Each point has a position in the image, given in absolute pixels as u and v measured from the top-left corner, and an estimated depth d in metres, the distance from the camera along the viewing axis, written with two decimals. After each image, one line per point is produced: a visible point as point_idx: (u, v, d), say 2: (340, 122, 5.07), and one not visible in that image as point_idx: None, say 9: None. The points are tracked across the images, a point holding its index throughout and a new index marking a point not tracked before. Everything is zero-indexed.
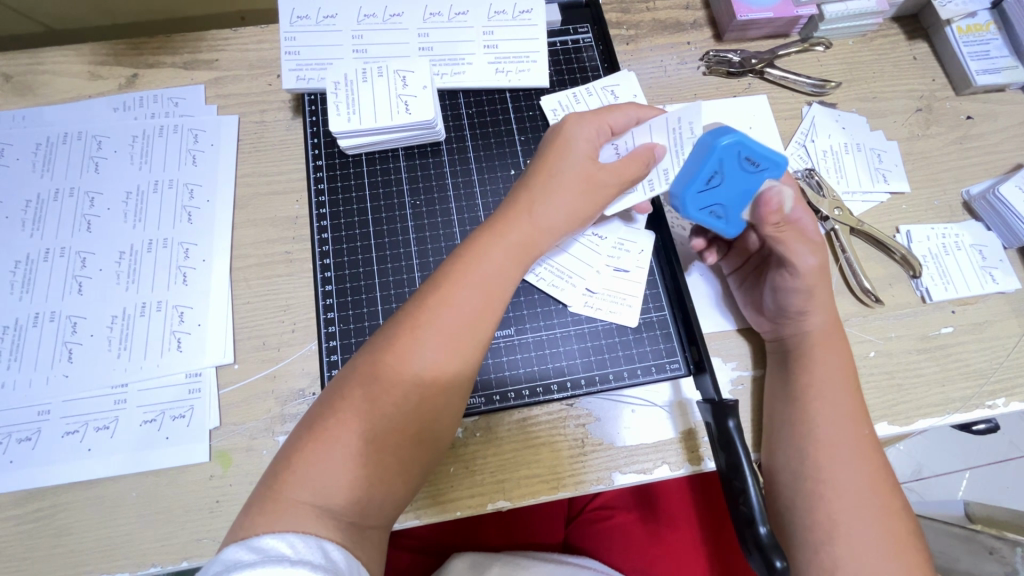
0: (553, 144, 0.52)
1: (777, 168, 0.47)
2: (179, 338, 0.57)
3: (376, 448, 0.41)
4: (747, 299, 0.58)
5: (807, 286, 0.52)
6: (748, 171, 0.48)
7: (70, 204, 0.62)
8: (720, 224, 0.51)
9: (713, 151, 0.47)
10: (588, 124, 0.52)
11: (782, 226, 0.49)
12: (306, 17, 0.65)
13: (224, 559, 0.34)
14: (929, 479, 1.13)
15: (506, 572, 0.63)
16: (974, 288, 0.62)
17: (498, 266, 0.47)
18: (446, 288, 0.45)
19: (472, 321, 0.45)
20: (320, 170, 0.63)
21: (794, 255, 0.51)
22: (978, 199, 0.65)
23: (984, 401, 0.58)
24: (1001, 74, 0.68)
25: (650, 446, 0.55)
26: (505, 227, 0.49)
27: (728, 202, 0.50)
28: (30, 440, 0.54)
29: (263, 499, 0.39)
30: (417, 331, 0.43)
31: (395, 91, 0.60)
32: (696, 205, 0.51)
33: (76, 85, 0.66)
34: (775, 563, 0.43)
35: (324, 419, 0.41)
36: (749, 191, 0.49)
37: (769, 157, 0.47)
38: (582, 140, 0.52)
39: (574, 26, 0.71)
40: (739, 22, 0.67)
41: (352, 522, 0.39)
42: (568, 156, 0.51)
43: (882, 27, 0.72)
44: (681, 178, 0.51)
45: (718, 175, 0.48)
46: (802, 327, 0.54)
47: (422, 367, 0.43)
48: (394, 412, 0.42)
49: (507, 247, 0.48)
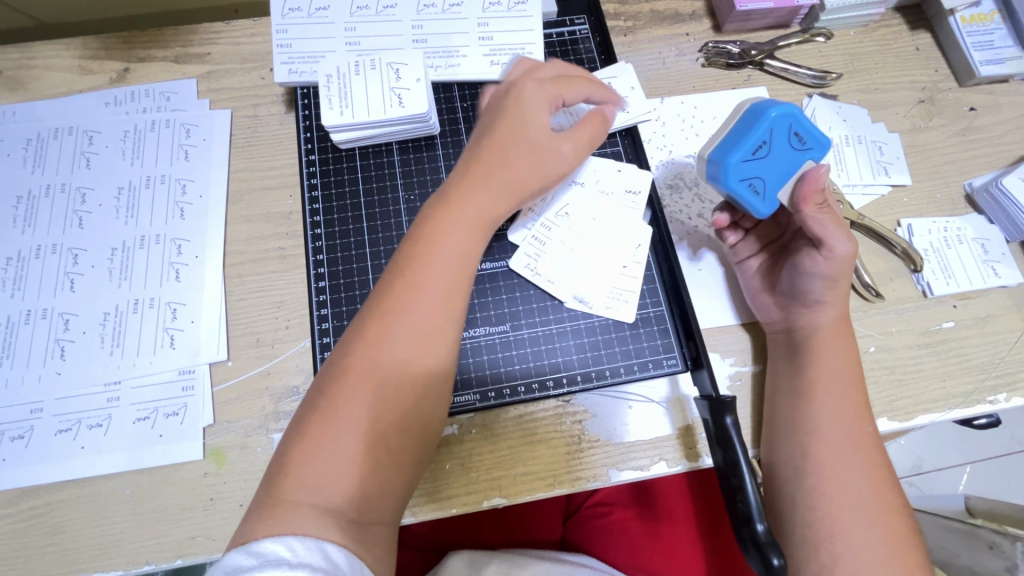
0: (502, 116, 0.51)
1: (822, 148, 0.51)
2: (173, 334, 0.57)
3: (372, 442, 0.40)
4: (763, 284, 0.57)
5: (836, 272, 0.51)
6: (796, 148, 0.51)
7: (62, 200, 0.61)
8: (757, 199, 0.52)
9: (764, 117, 0.50)
10: (531, 88, 0.52)
11: (823, 206, 0.51)
12: (299, 9, 0.64)
13: (225, 566, 0.33)
14: (929, 474, 1.13)
15: (503, 570, 0.62)
16: (976, 282, 0.61)
17: (457, 238, 0.47)
18: (409, 270, 0.45)
19: (441, 297, 0.45)
20: (313, 165, 0.62)
21: (832, 237, 0.50)
22: (980, 191, 0.64)
23: (985, 397, 0.58)
24: (1005, 65, 0.67)
25: (648, 443, 0.55)
26: (463, 201, 0.48)
27: (769, 175, 0.51)
28: (23, 438, 0.54)
29: (262, 502, 0.38)
30: (387, 316, 0.43)
31: (388, 85, 0.59)
32: (737, 174, 0.51)
33: (67, 79, 0.66)
34: (773, 561, 0.43)
35: (310, 420, 0.41)
36: (792, 168, 0.51)
37: (817, 137, 0.51)
38: (535, 107, 0.51)
39: (570, 18, 0.70)
40: (738, 12, 0.66)
41: (352, 518, 0.39)
42: (522, 121, 0.51)
43: (885, 17, 0.71)
44: (724, 146, 0.51)
45: (765, 145, 0.50)
46: (815, 318, 0.53)
47: (395, 353, 0.42)
48: (377, 400, 0.41)
49: (466, 218, 0.47)
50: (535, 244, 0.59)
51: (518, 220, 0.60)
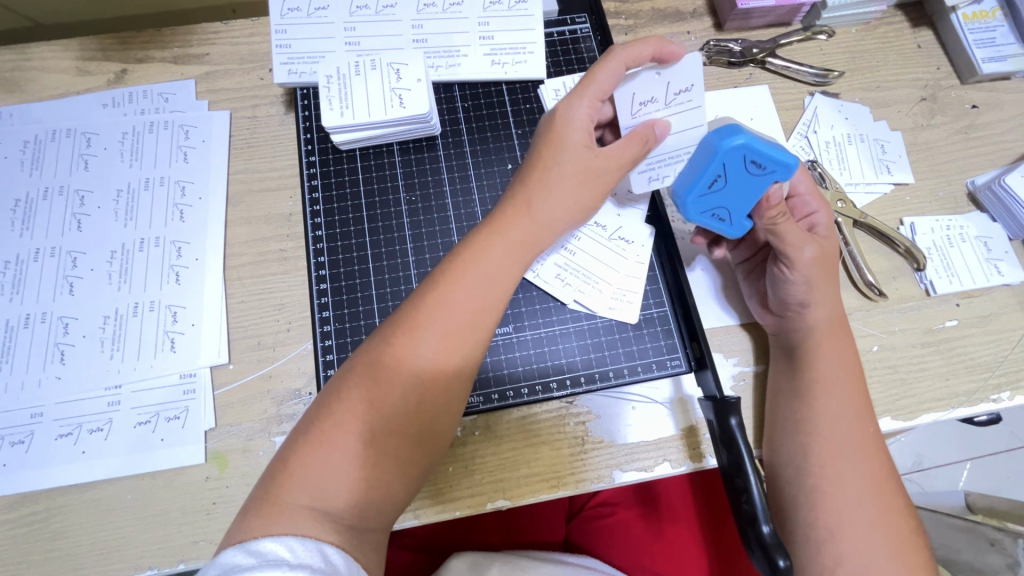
0: (550, 132, 0.50)
1: (783, 170, 0.48)
2: (173, 338, 0.57)
3: (376, 451, 0.40)
4: (753, 293, 0.57)
5: (807, 278, 0.52)
6: (754, 175, 0.48)
7: (60, 202, 0.61)
8: (724, 226, 0.52)
9: (716, 154, 0.48)
10: (588, 107, 0.50)
11: (780, 217, 0.50)
12: (298, 9, 0.63)
13: (221, 563, 0.33)
14: (929, 471, 1.13)
15: (506, 572, 0.62)
16: (978, 281, 0.61)
17: (498, 264, 0.46)
18: (445, 289, 0.44)
19: (477, 321, 0.44)
20: (313, 166, 0.62)
21: (792, 247, 0.51)
22: (983, 189, 0.64)
23: (989, 395, 0.58)
24: (1007, 62, 0.66)
25: (652, 444, 0.55)
26: (505, 225, 0.48)
27: (733, 204, 0.51)
28: (23, 443, 0.53)
29: (260, 501, 0.38)
30: (417, 329, 0.43)
31: (388, 85, 0.59)
32: (696, 208, 0.52)
33: (64, 81, 0.65)
34: (779, 562, 0.42)
35: (321, 421, 0.40)
36: (757, 193, 0.49)
37: (777, 160, 0.47)
38: (580, 120, 0.50)
39: (571, 16, 0.70)
40: (740, 11, 0.66)
41: (350, 525, 0.38)
42: (573, 145, 0.49)
43: (886, 15, 0.70)
44: (683, 181, 0.52)
45: (720, 178, 0.49)
46: (808, 319, 0.53)
47: (422, 366, 0.42)
48: (393, 412, 0.41)
49: (506, 243, 0.47)
50: None
51: None
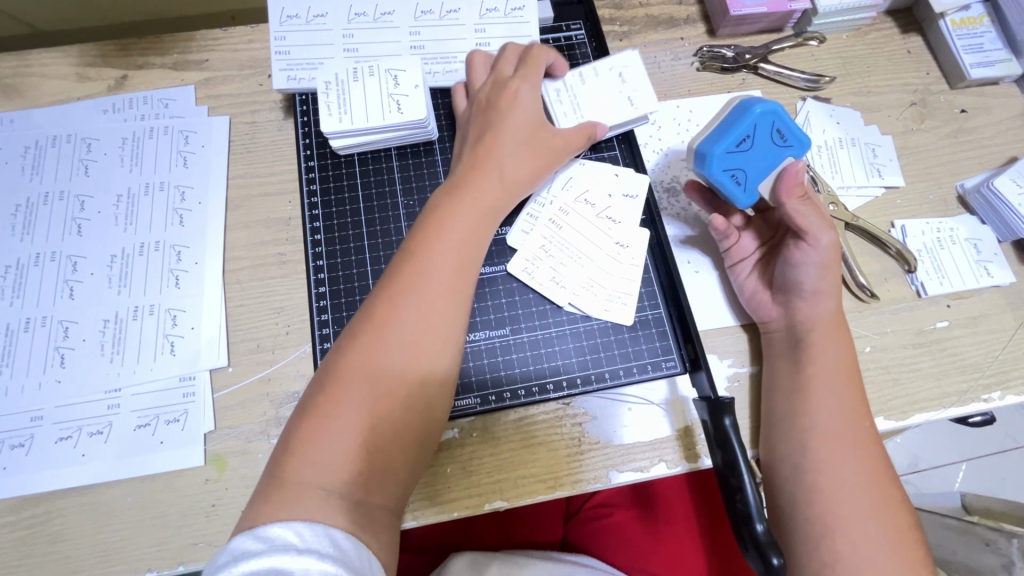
0: (501, 107, 0.55)
1: (801, 146, 0.54)
2: (173, 341, 0.57)
3: (375, 418, 0.41)
4: (760, 283, 0.58)
5: (825, 258, 0.53)
6: (777, 144, 0.53)
7: (61, 207, 0.61)
8: (738, 189, 0.54)
9: (748, 113, 0.52)
10: (531, 88, 0.57)
11: (805, 198, 0.54)
12: (296, 16, 0.64)
13: (231, 550, 0.34)
14: (925, 471, 1.14)
15: (504, 572, 0.62)
16: (968, 282, 0.62)
17: (468, 225, 0.49)
18: (420, 254, 0.46)
19: (454, 274, 0.47)
20: (312, 171, 0.63)
21: (814, 226, 0.52)
22: (972, 192, 0.65)
23: (980, 395, 0.58)
24: (995, 67, 0.68)
25: (648, 445, 0.55)
26: (467, 194, 0.50)
27: (750, 169, 0.54)
28: (23, 446, 0.54)
29: (267, 487, 0.39)
30: (400, 295, 0.44)
31: (386, 91, 0.60)
32: (721, 164, 0.53)
33: (64, 88, 0.66)
34: (772, 560, 0.43)
35: (319, 397, 0.41)
36: (773, 163, 0.54)
37: (797, 134, 0.53)
38: (532, 102, 0.56)
39: (567, 23, 0.71)
40: (733, 17, 0.67)
41: (357, 501, 0.39)
42: (519, 114, 0.55)
43: (876, 21, 0.72)
44: (711, 138, 0.53)
45: (749, 139, 0.53)
46: (813, 310, 0.54)
47: (405, 330, 0.44)
48: (386, 378, 0.42)
49: (473, 206, 0.50)
50: (536, 249, 0.60)
51: (517, 225, 0.60)
